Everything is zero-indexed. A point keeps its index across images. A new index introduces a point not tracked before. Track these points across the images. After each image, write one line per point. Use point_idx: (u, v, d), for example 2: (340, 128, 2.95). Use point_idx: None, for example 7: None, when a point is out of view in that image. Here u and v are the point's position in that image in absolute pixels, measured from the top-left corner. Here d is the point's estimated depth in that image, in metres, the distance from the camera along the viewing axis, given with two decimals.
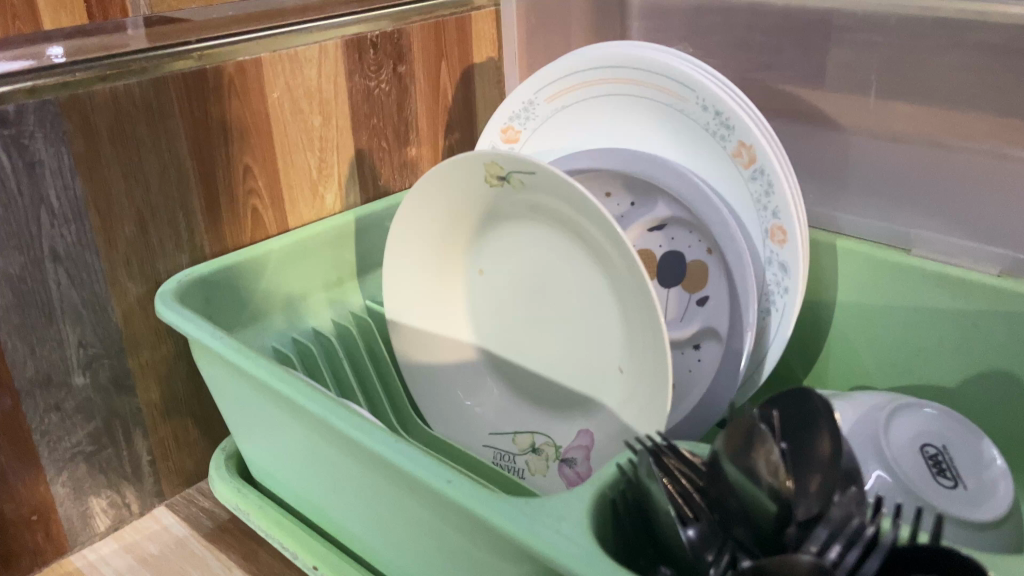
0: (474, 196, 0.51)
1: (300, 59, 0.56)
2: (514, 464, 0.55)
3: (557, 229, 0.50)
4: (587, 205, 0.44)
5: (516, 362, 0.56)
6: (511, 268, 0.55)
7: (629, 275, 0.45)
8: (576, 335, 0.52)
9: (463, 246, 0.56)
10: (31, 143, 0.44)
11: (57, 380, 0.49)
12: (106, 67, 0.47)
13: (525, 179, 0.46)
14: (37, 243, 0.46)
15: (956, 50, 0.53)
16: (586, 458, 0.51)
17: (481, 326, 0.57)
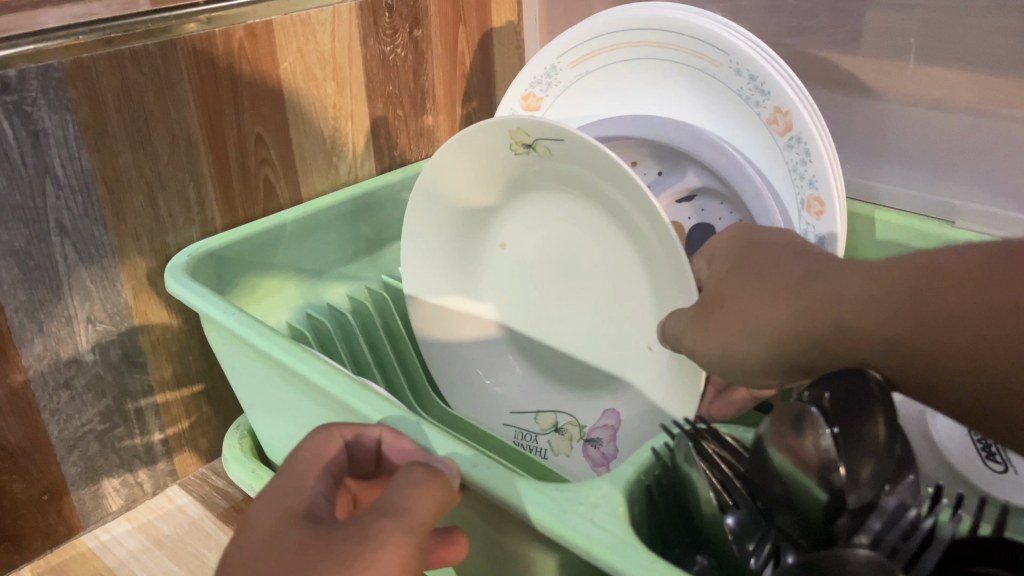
0: (496, 169, 0.49)
1: (313, 23, 0.54)
2: (537, 444, 0.54)
3: (584, 200, 0.48)
4: (616, 173, 0.42)
5: (539, 339, 0.54)
6: (534, 244, 0.53)
7: (660, 246, 0.43)
8: (603, 310, 0.50)
9: (483, 222, 0.54)
10: (34, 111, 0.42)
11: (66, 357, 0.47)
12: (111, 30, 0.44)
13: (551, 146, 0.44)
14: (43, 215, 0.44)
15: (998, 12, 0.51)
16: (611, 438, 0.50)
17: (501, 303, 0.55)
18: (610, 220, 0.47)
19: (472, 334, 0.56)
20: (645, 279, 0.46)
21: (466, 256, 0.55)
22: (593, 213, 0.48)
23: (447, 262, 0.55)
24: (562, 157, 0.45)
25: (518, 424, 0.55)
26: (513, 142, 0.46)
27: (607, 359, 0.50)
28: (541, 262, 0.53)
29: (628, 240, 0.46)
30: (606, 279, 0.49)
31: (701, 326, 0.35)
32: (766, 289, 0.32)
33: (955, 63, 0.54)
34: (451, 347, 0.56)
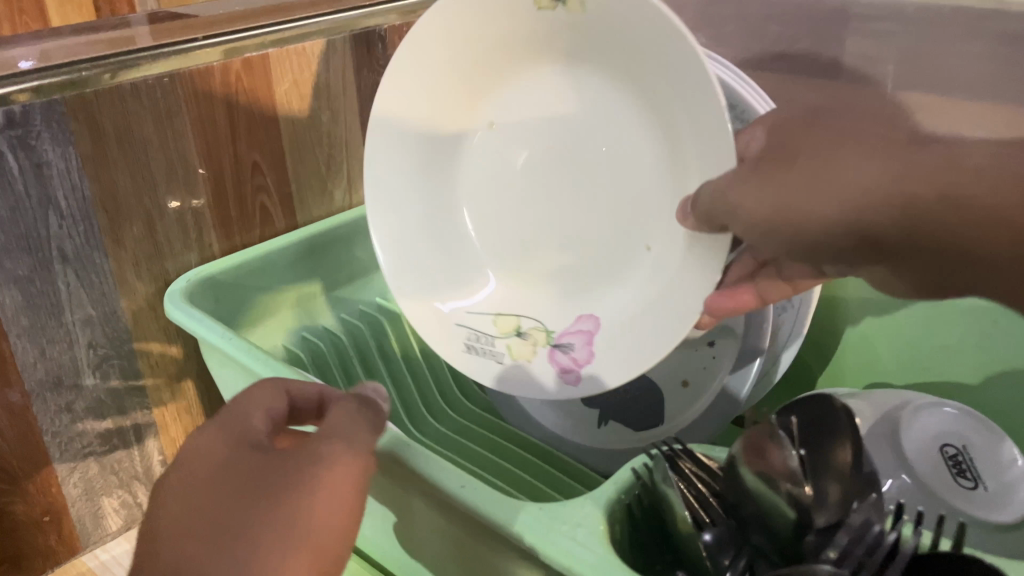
0: (504, 42, 0.46)
1: (309, 54, 0.55)
2: (492, 347, 0.48)
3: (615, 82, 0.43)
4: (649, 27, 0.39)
5: (527, 246, 0.49)
6: (521, 145, 0.48)
7: (688, 85, 0.39)
8: (604, 208, 0.46)
9: (473, 118, 0.49)
10: (38, 143, 0.43)
11: (67, 382, 0.49)
12: (115, 65, 0.46)
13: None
14: (46, 244, 0.45)
15: None
16: (585, 344, 0.46)
17: (480, 204, 0.50)
18: (625, 105, 0.44)
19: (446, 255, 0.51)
20: (659, 167, 0.43)
21: (444, 157, 0.50)
22: (612, 90, 0.44)
23: (421, 171, 0.50)
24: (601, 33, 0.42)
25: (472, 327, 0.49)
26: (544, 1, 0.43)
27: (603, 236, 0.47)
28: (535, 157, 0.48)
29: (648, 119, 0.43)
30: (614, 176, 0.45)
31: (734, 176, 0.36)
32: (848, 154, 0.32)
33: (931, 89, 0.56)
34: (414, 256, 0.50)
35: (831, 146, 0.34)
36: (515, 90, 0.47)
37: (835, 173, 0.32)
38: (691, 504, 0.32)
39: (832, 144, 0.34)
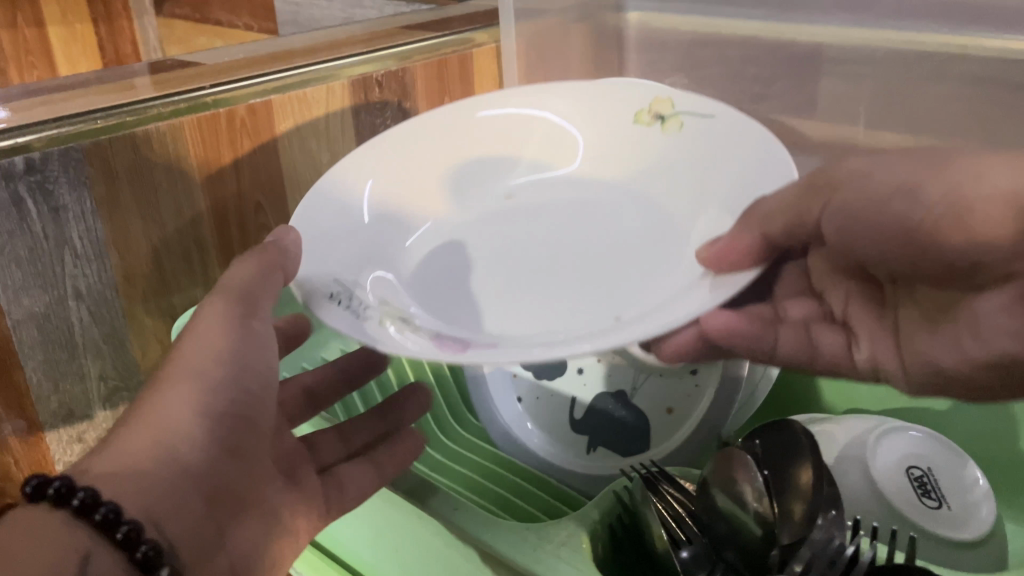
0: (575, 146, 0.50)
1: (309, 100, 0.58)
2: (359, 300, 0.36)
3: (663, 175, 0.46)
4: (730, 127, 0.44)
5: (474, 326, 0.38)
6: (542, 231, 0.46)
7: (739, 158, 0.42)
8: (607, 299, 0.39)
9: (515, 190, 0.49)
10: (55, 188, 0.46)
11: (79, 413, 0.51)
12: (125, 113, 0.49)
13: (690, 120, 0.47)
14: (61, 281, 0.48)
15: (942, 81, 0.57)
16: (483, 343, 0.36)
17: (435, 278, 0.43)
18: (677, 219, 0.43)
19: (393, 232, 0.45)
20: (687, 242, 0.41)
21: (446, 256, 0.45)
22: (665, 192, 0.45)
23: (443, 194, 0.48)
24: (676, 145, 0.47)
25: (358, 287, 0.38)
26: (644, 116, 0.49)
27: (586, 325, 0.37)
28: (561, 255, 0.44)
29: (682, 219, 0.43)
30: (634, 269, 0.41)
31: (890, 163, 0.38)
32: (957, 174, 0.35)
33: (902, 128, 0.60)
34: (375, 197, 0.46)
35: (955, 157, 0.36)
36: (529, 182, 0.49)
37: (975, 181, 0.33)
38: (667, 522, 0.35)
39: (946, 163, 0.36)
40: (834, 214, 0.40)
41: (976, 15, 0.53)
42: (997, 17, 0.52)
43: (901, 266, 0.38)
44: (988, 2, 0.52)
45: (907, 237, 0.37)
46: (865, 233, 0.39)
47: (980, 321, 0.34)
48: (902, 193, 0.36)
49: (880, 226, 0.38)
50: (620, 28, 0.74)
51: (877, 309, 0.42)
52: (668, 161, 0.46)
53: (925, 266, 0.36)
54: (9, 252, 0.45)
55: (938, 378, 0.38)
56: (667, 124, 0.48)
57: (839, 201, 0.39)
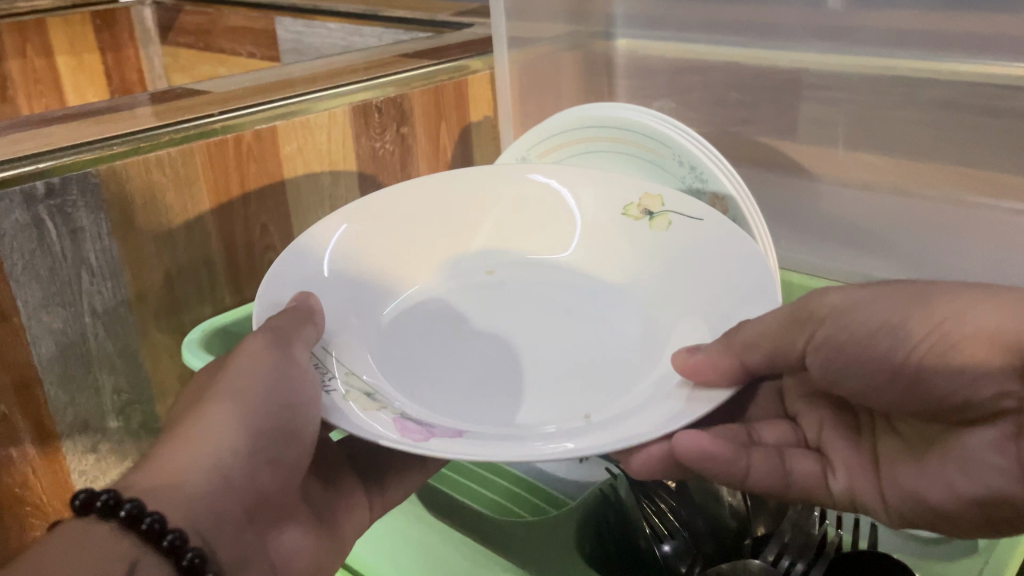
0: (573, 233, 0.54)
1: (312, 125, 0.61)
2: (330, 382, 0.40)
3: (658, 276, 0.49)
4: (711, 227, 0.48)
5: (436, 398, 0.42)
6: (525, 288, 0.51)
7: (726, 269, 0.45)
8: (576, 374, 0.44)
9: (512, 260, 0.53)
10: (74, 211, 0.49)
11: (93, 425, 0.54)
12: (140, 140, 0.52)
13: (677, 214, 0.51)
14: (78, 298, 0.51)
15: (913, 104, 0.60)
16: (449, 432, 0.37)
17: (420, 340, 0.46)
18: (643, 300, 0.49)
19: (370, 289, 0.49)
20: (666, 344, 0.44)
21: (431, 317, 0.49)
22: (638, 286, 0.50)
23: (437, 260, 0.52)
24: (664, 246, 0.50)
25: (337, 360, 0.42)
26: (634, 211, 0.53)
27: (553, 395, 0.43)
28: (531, 311, 0.49)
29: (670, 320, 0.46)
30: (606, 341, 0.46)
31: (874, 293, 0.36)
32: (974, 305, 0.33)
33: (876, 149, 0.63)
34: (357, 250, 0.50)
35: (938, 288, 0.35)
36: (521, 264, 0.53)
37: (955, 321, 0.32)
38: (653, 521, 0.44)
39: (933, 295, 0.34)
40: (819, 347, 0.37)
41: (945, 42, 0.57)
42: (964, 43, 0.56)
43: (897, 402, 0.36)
44: (955, 30, 0.56)
45: (897, 377, 0.35)
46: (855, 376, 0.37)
47: (971, 460, 0.32)
48: (886, 329, 0.35)
49: (865, 370, 0.36)
50: (609, 55, 0.78)
51: (854, 442, 0.41)
52: (642, 252, 0.51)
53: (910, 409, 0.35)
54: (30, 270, 0.48)
55: (922, 515, 0.35)
56: (655, 219, 0.52)
57: (822, 334, 0.37)
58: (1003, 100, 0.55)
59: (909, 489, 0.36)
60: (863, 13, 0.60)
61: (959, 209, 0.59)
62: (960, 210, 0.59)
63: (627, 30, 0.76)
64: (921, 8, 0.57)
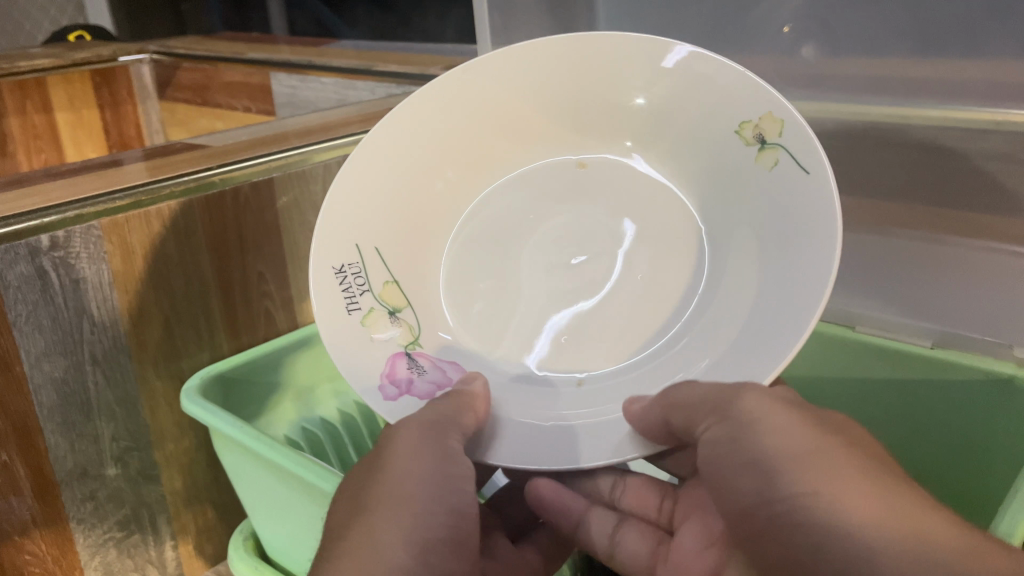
0: (667, 124, 0.54)
1: (307, 177, 0.63)
2: (356, 299, 0.51)
3: (752, 204, 0.51)
4: (811, 201, 0.46)
5: (499, 325, 0.55)
6: (583, 182, 0.58)
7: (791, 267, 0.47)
8: (613, 298, 0.55)
9: (588, 132, 0.57)
10: (76, 261, 0.51)
11: (92, 472, 0.55)
12: (142, 192, 0.54)
13: (784, 158, 0.49)
14: (79, 347, 0.52)
15: (887, 148, 0.62)
16: (428, 375, 0.50)
17: (487, 257, 0.57)
18: (698, 211, 0.55)
19: (436, 197, 0.57)
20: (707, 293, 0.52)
21: (472, 253, 0.57)
22: (724, 201, 0.53)
23: (507, 143, 0.57)
24: (771, 187, 0.50)
25: (365, 275, 0.52)
26: (749, 135, 0.50)
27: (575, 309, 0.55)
28: (578, 216, 0.58)
29: (718, 259, 0.53)
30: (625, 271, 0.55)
31: (787, 422, 0.37)
32: (842, 484, 0.34)
33: (854, 192, 0.65)
34: (418, 167, 0.55)
35: (835, 455, 0.35)
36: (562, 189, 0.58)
37: (820, 504, 0.34)
38: None
39: (829, 459, 0.35)
40: (716, 441, 0.40)
41: (916, 87, 0.59)
42: (936, 89, 0.58)
43: (751, 537, 0.38)
44: (923, 76, 0.58)
45: (759, 519, 0.37)
46: (727, 490, 0.39)
47: None
48: (763, 472, 0.37)
49: (743, 483, 0.38)
50: None
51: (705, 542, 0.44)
52: (746, 175, 0.51)
53: (752, 550, 0.38)
54: (33, 320, 0.49)
55: None
56: (770, 152, 0.49)
57: (719, 431, 0.40)
58: (970, 142, 0.57)
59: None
60: (834, 62, 0.63)
61: (938, 248, 0.60)
62: (939, 249, 0.60)
63: None
64: (894, 53, 0.60)
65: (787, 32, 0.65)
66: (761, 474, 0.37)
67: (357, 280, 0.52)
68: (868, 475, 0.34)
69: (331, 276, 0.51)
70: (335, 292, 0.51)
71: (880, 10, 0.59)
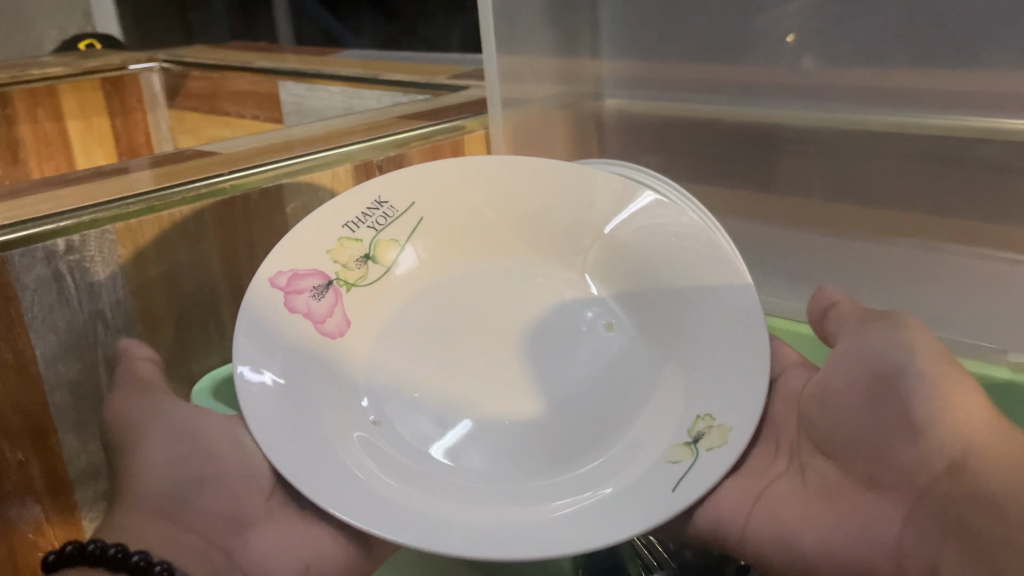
0: (619, 264, 0.58)
1: (316, 184, 0.64)
2: (359, 224, 0.58)
3: (639, 463, 0.49)
4: (691, 481, 0.45)
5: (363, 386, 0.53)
6: (530, 292, 0.59)
7: (647, 486, 0.46)
8: (481, 440, 0.51)
9: (578, 253, 0.60)
10: (91, 265, 0.52)
11: (104, 472, 0.55)
12: (154, 199, 0.55)
13: (683, 462, 0.47)
14: (94, 349, 0.53)
15: (886, 158, 0.63)
16: (330, 310, 0.55)
17: (416, 335, 0.56)
18: (575, 358, 0.56)
19: (431, 249, 0.60)
20: (569, 468, 0.49)
21: (389, 337, 0.56)
22: (660, 374, 0.54)
23: (512, 243, 0.60)
24: (652, 466, 0.48)
25: (381, 209, 0.59)
26: (696, 427, 0.49)
27: (452, 456, 0.50)
28: (496, 322, 0.58)
29: (565, 440, 0.51)
30: (507, 409, 0.53)
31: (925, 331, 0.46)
32: (969, 396, 0.43)
33: (853, 201, 0.66)
34: (448, 199, 0.60)
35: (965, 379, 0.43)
36: (487, 300, 0.59)
37: (954, 410, 0.42)
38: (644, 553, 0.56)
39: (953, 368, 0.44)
40: (869, 333, 0.48)
41: None
42: (931, 99, 0.60)
43: (859, 448, 0.46)
44: None
45: (872, 399, 0.46)
46: (836, 402, 0.48)
47: (859, 533, 0.45)
48: (897, 358, 0.45)
49: (847, 392, 0.48)
50: (598, 113, 0.81)
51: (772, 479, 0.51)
52: (695, 384, 0.52)
53: (846, 453, 0.47)
54: (50, 321, 0.50)
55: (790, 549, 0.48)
56: (686, 449, 0.48)
57: (879, 320, 0.48)
58: (969, 151, 0.60)
59: (788, 533, 0.49)
60: (832, 73, 0.64)
61: (932, 256, 0.61)
62: (932, 257, 0.61)
63: (615, 90, 0.81)
64: (894, 63, 0.60)
65: (791, 41, 0.65)
66: (895, 356, 0.45)
67: (379, 216, 0.59)
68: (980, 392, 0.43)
69: (368, 199, 0.58)
70: (356, 208, 0.58)
71: (880, 19, 0.59)
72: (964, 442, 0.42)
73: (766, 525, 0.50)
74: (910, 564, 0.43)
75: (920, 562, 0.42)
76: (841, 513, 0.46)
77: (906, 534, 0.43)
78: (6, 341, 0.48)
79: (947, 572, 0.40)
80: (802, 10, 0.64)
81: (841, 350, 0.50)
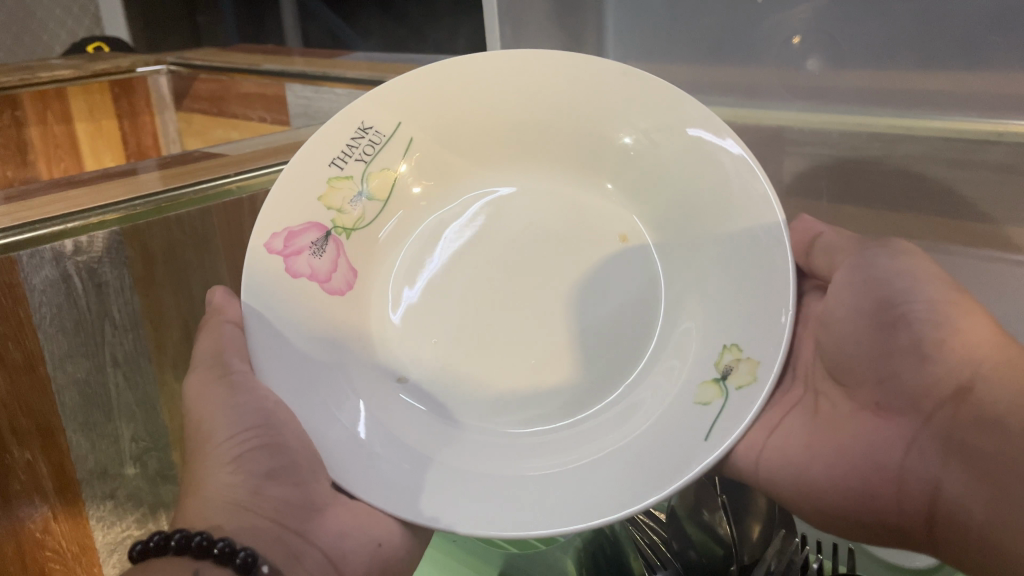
0: (639, 173, 0.58)
1: None
2: (345, 158, 0.57)
3: (671, 409, 0.50)
4: (725, 426, 0.45)
5: (385, 340, 0.57)
6: (554, 216, 0.60)
7: (668, 441, 0.47)
8: (512, 407, 0.54)
9: (596, 174, 0.60)
10: (100, 268, 0.52)
11: (112, 471, 0.56)
12: (162, 198, 0.55)
13: (715, 405, 0.47)
14: (103, 349, 0.54)
15: (891, 159, 0.62)
16: (334, 266, 0.56)
17: (439, 281, 0.59)
18: (596, 307, 0.57)
19: (434, 176, 0.61)
20: (604, 417, 0.52)
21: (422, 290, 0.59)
22: (687, 321, 0.54)
23: (533, 166, 0.61)
24: (684, 412, 0.49)
25: (365, 138, 0.58)
26: (725, 359, 0.50)
27: (484, 406, 0.54)
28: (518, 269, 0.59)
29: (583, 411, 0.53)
30: (529, 355, 0.56)
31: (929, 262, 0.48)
32: (974, 323, 0.44)
33: (860, 203, 0.65)
34: (433, 111, 0.59)
35: (968, 307, 0.45)
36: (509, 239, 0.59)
37: (961, 339, 0.44)
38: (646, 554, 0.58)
39: (960, 295, 0.46)
40: (871, 260, 0.50)
41: (916, 100, 0.60)
42: (935, 101, 0.60)
43: (866, 377, 0.49)
44: (931, 90, 0.59)
45: (879, 326, 0.48)
46: (841, 332, 0.51)
47: (868, 458, 0.48)
48: (905, 287, 0.47)
49: (852, 325, 0.50)
50: None
51: (787, 413, 0.54)
52: (727, 322, 0.51)
53: (855, 381, 0.50)
54: (58, 322, 0.51)
55: (798, 475, 0.51)
56: (715, 389, 0.48)
57: (878, 249, 0.50)
58: (975, 153, 0.57)
59: (796, 464, 0.51)
60: (838, 75, 0.64)
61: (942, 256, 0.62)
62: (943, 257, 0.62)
63: None
64: (900, 64, 0.60)
65: (796, 43, 0.66)
66: (897, 286, 0.47)
67: (366, 143, 0.58)
68: (986, 317, 0.45)
69: (351, 128, 0.57)
70: (341, 142, 0.57)
71: (886, 22, 0.60)
72: (974, 364, 0.43)
73: (777, 458, 0.52)
74: (911, 484, 0.45)
75: (922, 482, 0.45)
76: (849, 442, 0.49)
77: (910, 456, 0.46)
78: (14, 342, 0.49)
79: (949, 490, 0.43)
80: (810, 12, 0.64)
81: (843, 278, 0.51)
